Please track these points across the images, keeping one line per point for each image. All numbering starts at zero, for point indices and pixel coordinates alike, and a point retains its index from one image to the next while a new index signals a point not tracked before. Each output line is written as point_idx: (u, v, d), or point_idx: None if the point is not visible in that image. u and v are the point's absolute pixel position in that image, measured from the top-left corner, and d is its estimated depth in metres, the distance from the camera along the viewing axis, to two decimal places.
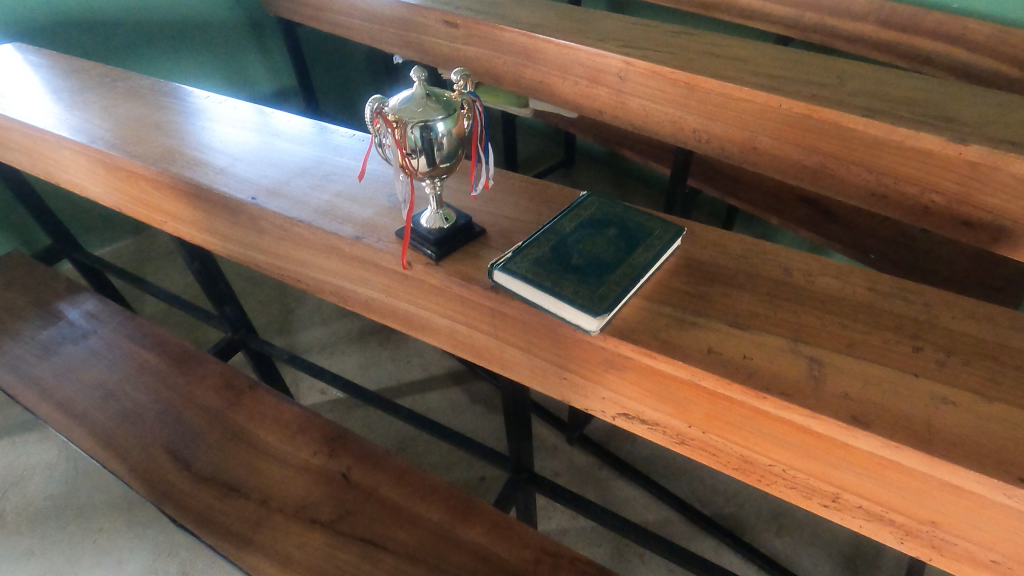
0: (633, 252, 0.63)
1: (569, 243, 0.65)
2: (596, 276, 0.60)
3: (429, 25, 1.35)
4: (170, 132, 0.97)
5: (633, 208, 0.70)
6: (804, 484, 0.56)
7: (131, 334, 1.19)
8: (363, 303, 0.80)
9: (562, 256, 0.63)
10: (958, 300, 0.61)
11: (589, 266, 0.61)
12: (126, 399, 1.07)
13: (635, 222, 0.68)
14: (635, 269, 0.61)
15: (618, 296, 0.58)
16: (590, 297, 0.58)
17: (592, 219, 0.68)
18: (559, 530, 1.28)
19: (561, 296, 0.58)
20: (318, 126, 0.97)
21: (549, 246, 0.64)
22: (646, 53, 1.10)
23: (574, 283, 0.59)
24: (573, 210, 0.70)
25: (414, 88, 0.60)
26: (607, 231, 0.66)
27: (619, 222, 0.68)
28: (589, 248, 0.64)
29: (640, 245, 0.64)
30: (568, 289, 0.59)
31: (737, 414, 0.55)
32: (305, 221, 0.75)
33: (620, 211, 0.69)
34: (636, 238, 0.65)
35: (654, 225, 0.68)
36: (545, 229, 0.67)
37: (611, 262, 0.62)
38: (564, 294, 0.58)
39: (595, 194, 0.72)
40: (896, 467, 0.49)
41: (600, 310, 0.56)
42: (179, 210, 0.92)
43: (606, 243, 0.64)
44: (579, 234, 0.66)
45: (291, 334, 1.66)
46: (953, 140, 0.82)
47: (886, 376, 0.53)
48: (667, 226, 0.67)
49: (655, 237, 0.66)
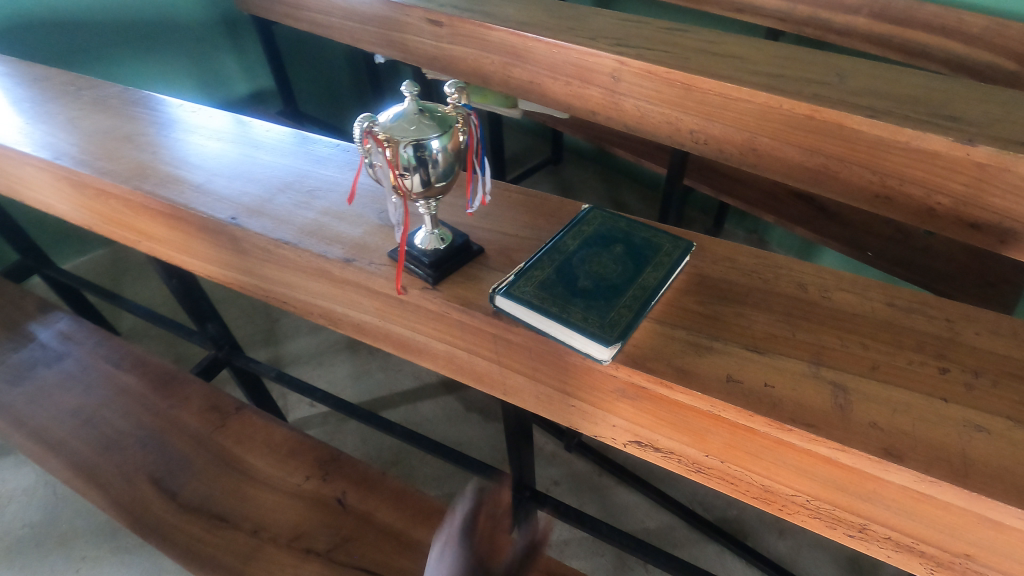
0: (643, 272, 0.60)
1: (574, 263, 0.61)
2: (606, 300, 0.57)
3: (411, 23, 1.30)
4: (142, 146, 0.91)
5: (639, 222, 0.67)
6: (828, 514, 0.54)
7: (108, 355, 1.13)
8: (355, 326, 0.76)
9: (567, 278, 0.59)
10: (981, 314, 0.59)
11: (597, 288, 0.58)
12: (106, 425, 1.01)
13: (642, 237, 0.65)
14: (645, 291, 0.58)
15: (630, 322, 0.55)
16: (600, 324, 0.54)
17: (596, 236, 0.65)
18: (560, 541, 1.25)
19: (570, 324, 0.54)
20: (300, 136, 0.92)
21: (553, 267, 0.60)
22: (640, 51, 1.06)
23: (583, 308, 0.56)
24: (575, 226, 0.66)
25: (405, 104, 0.56)
26: (614, 248, 0.63)
27: (626, 237, 0.64)
28: (596, 268, 0.60)
29: (650, 264, 0.61)
30: (577, 315, 0.55)
31: (759, 445, 0.52)
32: (290, 242, 0.70)
33: (625, 226, 0.66)
34: (645, 256, 0.62)
35: (662, 240, 0.64)
36: (548, 248, 0.63)
37: (620, 283, 0.59)
38: (572, 321, 0.55)
39: (599, 208, 0.69)
40: (930, 501, 0.47)
41: (613, 338, 0.53)
42: (154, 228, 0.86)
43: (613, 261, 0.61)
44: (584, 253, 0.62)
45: (277, 345, 1.61)
46: (960, 141, 0.79)
47: (913, 403, 0.50)
48: (676, 242, 0.64)
49: (664, 253, 0.63)
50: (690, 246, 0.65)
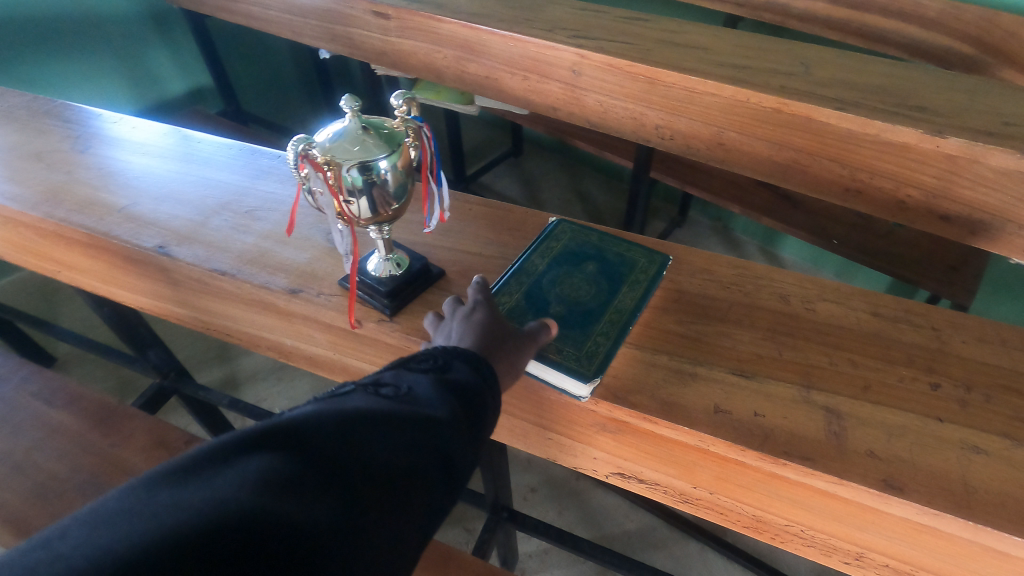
0: (618, 293, 0.57)
1: (545, 286, 0.57)
2: (580, 330, 0.53)
3: (356, 16, 1.20)
4: (55, 165, 0.81)
5: (611, 235, 0.63)
6: (824, 543, 0.51)
7: (39, 392, 1.02)
8: (309, 357, 0.70)
9: (538, 305, 0.55)
10: (965, 319, 0.56)
11: (571, 316, 0.54)
12: (37, 471, 0.91)
13: (615, 253, 0.61)
14: (622, 316, 0.55)
15: (607, 354, 0.52)
16: (576, 358, 0.51)
17: (566, 253, 0.61)
18: (541, 550, 1.22)
19: (545, 360, 0.51)
20: (238, 146, 0.84)
21: (522, 292, 0.56)
22: (600, 43, 1.00)
23: (557, 341, 0.52)
24: (544, 242, 0.62)
25: (346, 120, 0.49)
26: (586, 267, 0.59)
27: (598, 254, 0.61)
28: (569, 291, 0.56)
29: (624, 284, 0.58)
30: (551, 349, 0.51)
31: (751, 477, 0.49)
32: (226, 273, 0.63)
33: (596, 240, 0.62)
34: (619, 274, 0.59)
35: (636, 256, 0.61)
36: (515, 269, 0.58)
37: (595, 309, 0.55)
38: (547, 355, 0.51)
39: (567, 219, 0.65)
40: (933, 532, 0.44)
41: (591, 374, 0.50)
42: (74, 258, 0.77)
43: (585, 283, 0.58)
44: (554, 274, 0.58)
45: (231, 362, 1.51)
46: (929, 133, 0.77)
47: (908, 425, 0.47)
48: (650, 257, 0.61)
49: (638, 270, 0.59)
50: (665, 260, 0.62)
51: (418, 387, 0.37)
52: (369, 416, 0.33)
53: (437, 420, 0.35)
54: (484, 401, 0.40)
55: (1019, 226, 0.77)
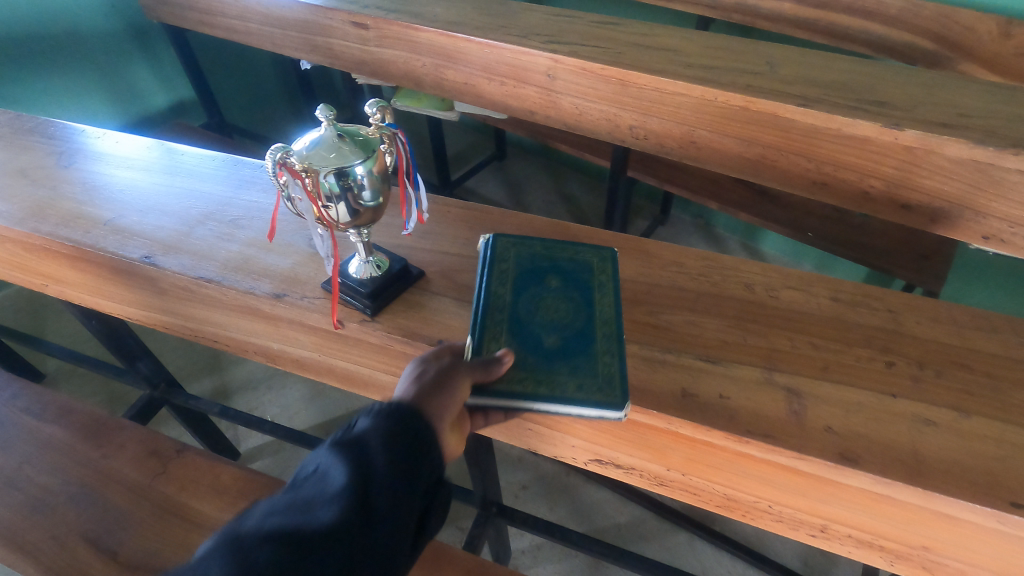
0: (596, 301, 0.55)
1: (526, 316, 0.54)
2: (586, 356, 0.51)
3: (335, 26, 1.22)
4: (40, 181, 0.82)
5: (551, 243, 0.62)
6: (790, 517, 0.54)
7: (29, 407, 1.03)
8: (295, 360, 0.72)
9: (528, 342, 0.52)
10: (920, 301, 0.59)
11: (569, 343, 0.52)
12: (28, 485, 0.92)
13: (568, 260, 0.60)
14: (611, 325, 0.53)
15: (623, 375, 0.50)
16: (598, 386, 0.48)
17: (524, 273, 0.58)
18: (533, 547, 1.23)
19: (570, 401, 0.47)
20: (221, 158, 0.86)
21: (504, 331, 0.52)
22: (573, 47, 1.03)
23: (568, 373, 0.49)
24: (495, 266, 0.58)
25: (322, 129, 0.51)
26: (552, 283, 0.57)
27: (554, 265, 0.59)
28: (550, 314, 0.54)
29: (597, 290, 0.57)
30: (567, 387, 0.48)
31: (719, 457, 0.51)
32: (212, 280, 0.65)
33: (541, 251, 0.60)
34: (584, 280, 0.57)
35: (591, 259, 0.61)
36: (485, 308, 0.54)
37: (585, 326, 0.53)
38: (565, 394, 0.47)
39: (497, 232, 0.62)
40: (888, 501, 0.47)
41: (620, 400, 0.47)
42: (61, 271, 0.78)
43: (559, 300, 0.55)
44: (527, 299, 0.55)
45: (222, 373, 1.52)
46: (888, 126, 0.80)
47: (865, 402, 0.50)
48: (605, 258, 0.61)
49: (599, 271, 0.59)
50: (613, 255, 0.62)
51: (320, 466, 0.40)
52: (266, 524, 0.36)
53: (335, 497, 0.38)
54: (398, 447, 0.41)
55: (977, 213, 0.81)
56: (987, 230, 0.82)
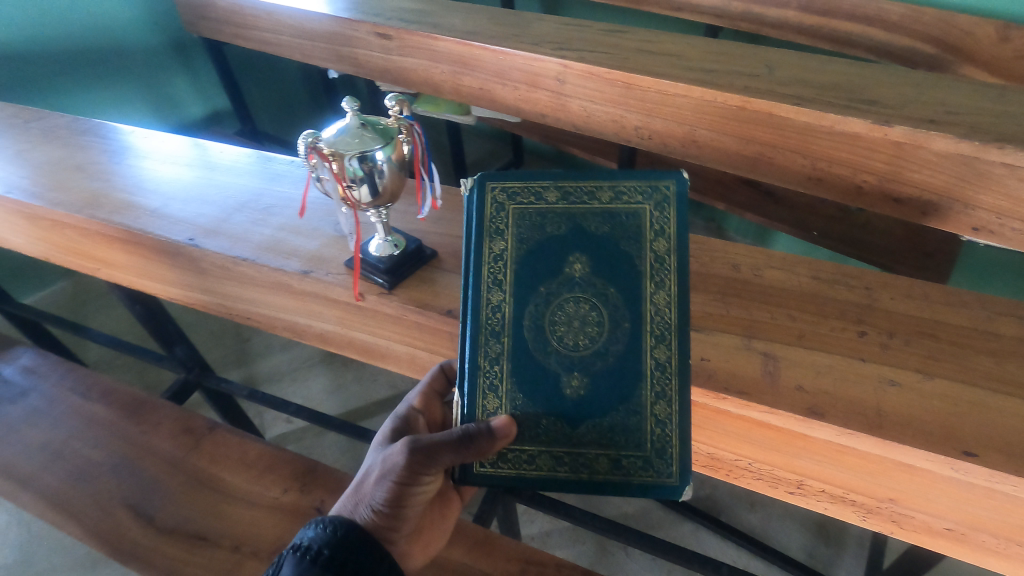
0: (645, 294, 0.54)
1: (540, 352, 0.54)
2: (624, 410, 0.53)
3: (360, 37, 1.30)
4: (95, 175, 0.91)
5: (571, 199, 0.57)
6: (769, 475, 0.60)
7: (74, 387, 1.07)
8: (320, 335, 0.80)
9: (544, 399, 0.54)
10: (896, 279, 0.64)
11: (595, 384, 0.54)
12: (74, 457, 0.96)
13: (596, 227, 0.56)
14: (668, 335, 0.53)
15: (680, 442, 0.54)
16: (638, 459, 0.53)
17: (531, 255, 0.56)
18: (541, 534, 1.26)
19: (605, 480, 0.54)
20: (255, 155, 0.94)
21: (508, 394, 0.54)
22: (582, 53, 1.09)
23: (597, 443, 0.54)
24: (491, 246, 0.56)
25: (347, 119, 0.59)
26: (574, 276, 0.55)
27: (580, 239, 0.56)
28: (572, 340, 0.54)
29: (647, 276, 0.55)
30: (599, 462, 0.54)
31: (700, 415, 0.58)
32: (247, 259, 0.72)
33: (550, 224, 0.56)
34: (627, 259, 0.55)
35: (641, 209, 0.56)
36: (481, 353, 0.55)
37: (625, 358, 0.54)
38: (599, 477, 0.53)
39: (486, 181, 0.57)
40: (852, 452, 0.52)
41: (683, 483, 0.53)
42: (113, 255, 0.87)
43: (584, 308, 0.54)
44: (536, 317, 0.55)
45: (249, 364, 1.61)
46: (878, 123, 0.84)
47: (835, 364, 0.55)
48: (658, 203, 0.56)
49: (654, 235, 0.55)
50: (672, 193, 0.56)
51: None
52: None
53: None
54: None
55: (965, 205, 0.83)
56: (976, 222, 0.84)
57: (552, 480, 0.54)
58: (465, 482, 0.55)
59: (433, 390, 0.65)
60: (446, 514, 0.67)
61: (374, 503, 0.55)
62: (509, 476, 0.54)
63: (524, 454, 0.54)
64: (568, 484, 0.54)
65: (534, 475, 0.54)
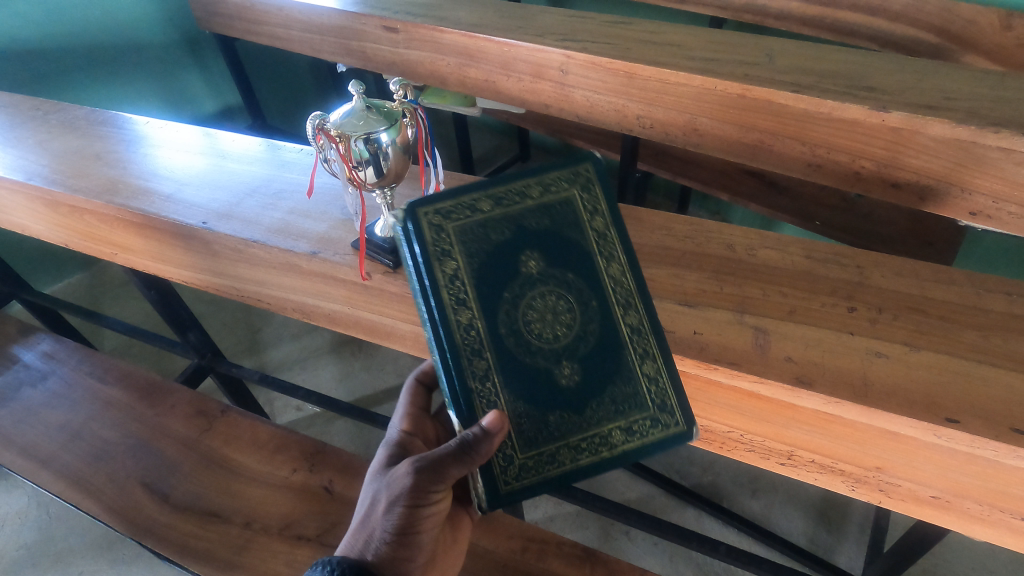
0: (600, 269, 0.57)
1: (525, 356, 0.55)
2: (619, 381, 0.56)
3: (368, 31, 1.31)
4: (112, 163, 0.94)
5: (504, 203, 0.57)
6: (761, 447, 0.64)
7: (92, 370, 1.08)
8: (329, 316, 0.83)
9: (542, 396, 0.55)
10: (888, 259, 0.65)
11: (585, 368, 0.55)
12: (93, 437, 0.97)
13: (536, 222, 0.57)
14: (632, 301, 0.57)
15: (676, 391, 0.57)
16: (647, 419, 0.56)
17: (487, 266, 0.56)
18: (545, 518, 1.27)
19: (624, 450, 0.55)
20: (266, 144, 0.97)
21: (509, 407, 0.54)
22: (585, 44, 1.09)
23: (606, 418, 0.55)
24: (442, 270, 0.55)
25: (353, 102, 0.61)
26: (534, 274, 0.56)
27: (529, 239, 0.57)
28: (549, 333, 0.55)
29: (597, 253, 0.57)
30: (614, 436, 0.56)
31: (694, 387, 0.61)
32: (259, 241, 0.75)
33: (494, 232, 0.56)
34: (576, 243, 0.57)
35: (571, 194, 0.58)
36: (467, 376, 0.54)
37: (608, 335, 0.56)
38: (619, 448, 0.55)
39: (416, 207, 0.56)
40: (838, 421, 0.55)
41: (690, 427, 0.56)
42: (130, 240, 0.90)
43: (553, 299, 0.56)
44: (510, 324, 0.55)
45: (260, 353, 1.64)
46: (874, 109, 0.83)
47: (825, 337, 0.57)
48: (584, 185, 0.58)
49: (589, 214, 0.58)
50: (592, 174, 0.59)
51: None
52: None
53: None
54: None
55: (962, 189, 0.83)
56: (973, 206, 0.83)
57: (577, 471, 0.55)
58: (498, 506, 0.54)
59: (418, 408, 0.68)
60: (458, 538, 0.65)
61: (385, 532, 0.54)
62: (535, 485, 0.54)
63: (545, 455, 0.55)
64: (595, 468, 0.55)
65: (560, 473, 0.55)
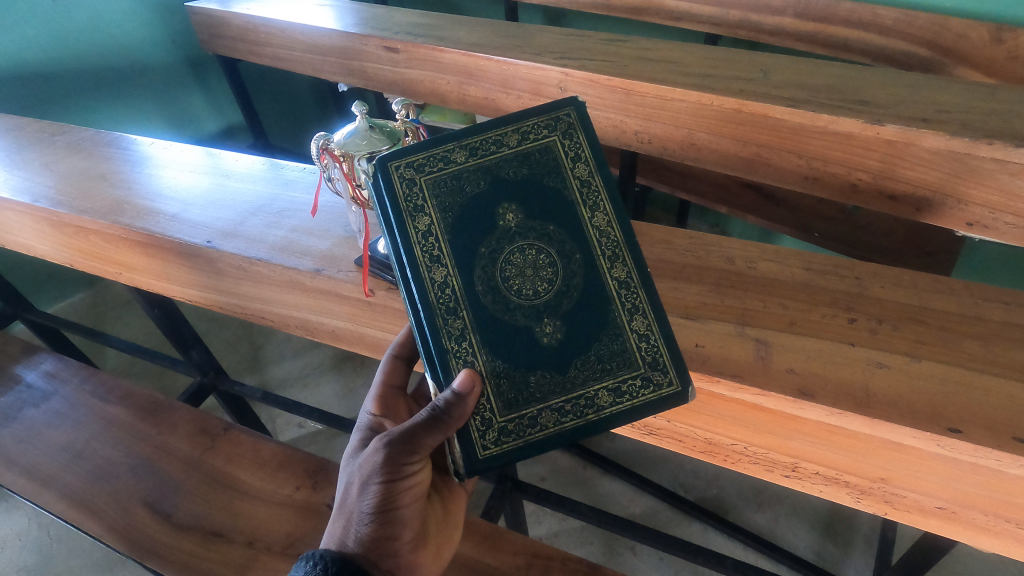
0: (583, 220, 0.58)
1: (504, 312, 0.56)
2: (606, 338, 0.56)
3: (369, 51, 1.33)
4: (116, 183, 0.95)
5: (480, 153, 0.58)
6: (765, 458, 0.64)
7: (95, 390, 1.08)
8: (332, 332, 0.84)
9: (523, 355, 0.55)
10: (887, 270, 0.65)
11: (568, 323, 0.56)
12: (95, 457, 0.97)
13: (514, 171, 0.58)
14: (618, 254, 0.57)
15: (669, 349, 0.57)
16: (637, 379, 0.56)
17: (463, 221, 0.57)
18: (549, 534, 1.26)
19: (612, 412, 0.55)
20: (269, 163, 0.98)
21: (485, 366, 0.55)
22: (584, 62, 1.11)
23: (593, 379, 0.56)
24: (417, 228, 0.57)
25: (357, 122, 0.63)
26: (511, 227, 0.57)
27: (509, 191, 0.58)
28: (529, 288, 0.56)
29: (581, 204, 0.58)
30: (602, 398, 0.55)
31: (696, 400, 0.61)
32: (263, 259, 0.76)
33: (469, 184, 0.58)
34: (556, 191, 0.58)
35: (552, 141, 0.59)
36: (443, 335, 0.55)
37: (592, 289, 0.57)
38: (607, 411, 0.55)
39: (387, 161, 0.58)
40: (842, 433, 0.55)
41: (686, 387, 0.55)
42: (134, 259, 0.91)
43: (532, 253, 0.57)
44: (487, 280, 0.56)
45: (262, 370, 1.64)
46: (869, 122, 0.85)
47: (825, 349, 0.57)
48: (565, 131, 0.60)
49: (572, 162, 0.59)
50: (573, 119, 0.60)
51: None
52: None
53: None
54: None
55: (958, 200, 0.83)
56: (970, 216, 0.84)
57: (561, 434, 0.55)
58: (473, 472, 0.54)
59: (392, 386, 0.67)
60: (451, 510, 0.65)
61: (362, 513, 0.54)
62: (516, 449, 0.54)
63: (527, 417, 0.55)
64: (580, 431, 0.55)
65: (541, 436, 0.55)
